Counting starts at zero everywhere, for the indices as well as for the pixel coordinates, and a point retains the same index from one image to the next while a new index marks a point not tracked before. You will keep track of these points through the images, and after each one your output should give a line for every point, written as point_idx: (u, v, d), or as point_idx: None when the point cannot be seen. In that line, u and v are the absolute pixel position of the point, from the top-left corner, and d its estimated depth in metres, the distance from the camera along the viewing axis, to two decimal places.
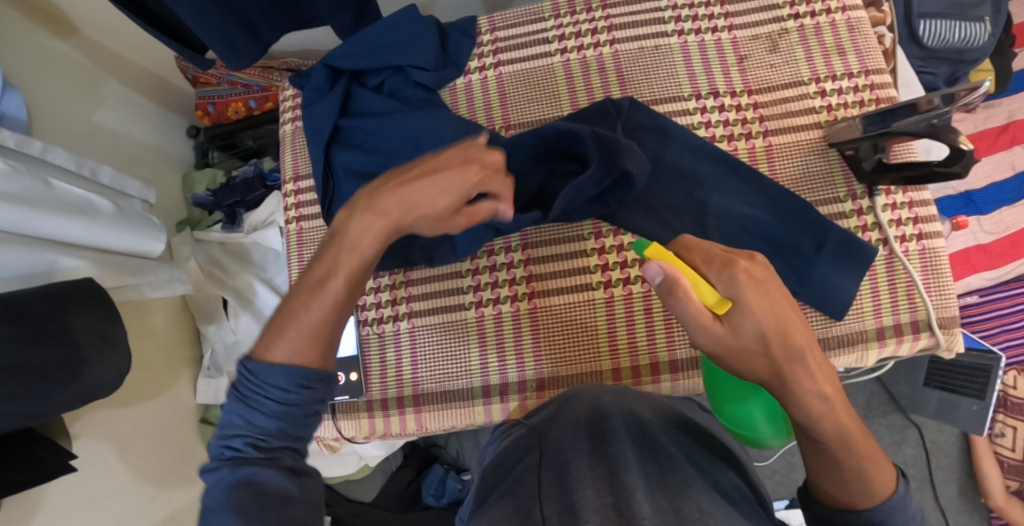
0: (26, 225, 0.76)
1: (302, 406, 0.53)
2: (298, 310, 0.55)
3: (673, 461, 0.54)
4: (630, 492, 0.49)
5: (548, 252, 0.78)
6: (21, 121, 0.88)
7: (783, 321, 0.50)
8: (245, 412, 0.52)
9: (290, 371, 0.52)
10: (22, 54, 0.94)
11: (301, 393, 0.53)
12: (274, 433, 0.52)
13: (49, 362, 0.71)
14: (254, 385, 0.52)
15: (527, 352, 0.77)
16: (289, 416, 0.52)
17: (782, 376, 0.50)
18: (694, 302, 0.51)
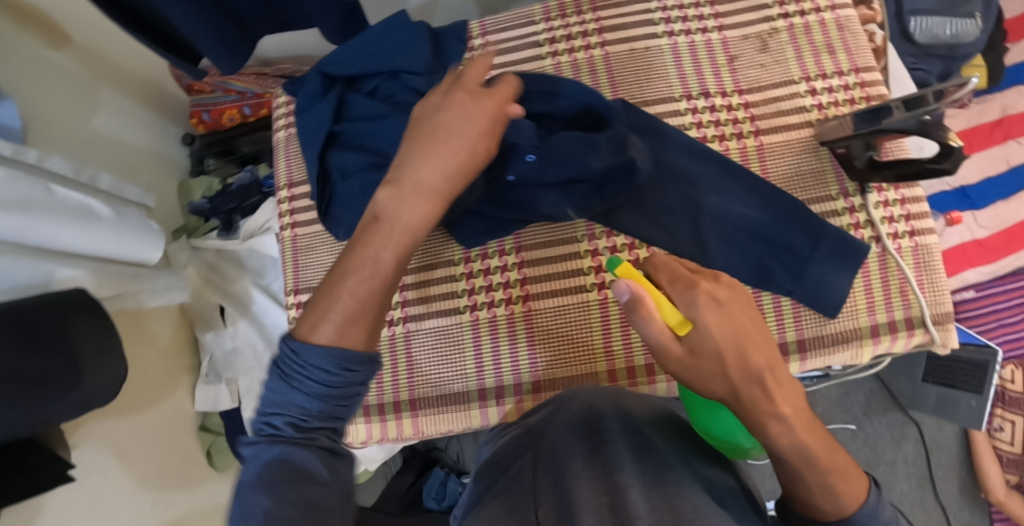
0: (25, 235, 0.76)
1: (342, 389, 0.50)
2: (340, 281, 0.52)
3: (668, 461, 0.54)
4: (625, 493, 0.49)
5: (542, 254, 0.78)
6: (16, 130, 0.88)
7: (742, 342, 0.50)
8: (284, 392, 0.49)
9: (334, 353, 0.49)
10: (20, 63, 0.94)
11: (343, 376, 0.50)
12: (312, 414, 0.49)
13: (47, 372, 0.71)
14: (296, 365, 0.49)
15: (522, 355, 0.77)
16: (330, 397, 0.49)
17: (738, 395, 0.50)
18: (657, 320, 0.52)
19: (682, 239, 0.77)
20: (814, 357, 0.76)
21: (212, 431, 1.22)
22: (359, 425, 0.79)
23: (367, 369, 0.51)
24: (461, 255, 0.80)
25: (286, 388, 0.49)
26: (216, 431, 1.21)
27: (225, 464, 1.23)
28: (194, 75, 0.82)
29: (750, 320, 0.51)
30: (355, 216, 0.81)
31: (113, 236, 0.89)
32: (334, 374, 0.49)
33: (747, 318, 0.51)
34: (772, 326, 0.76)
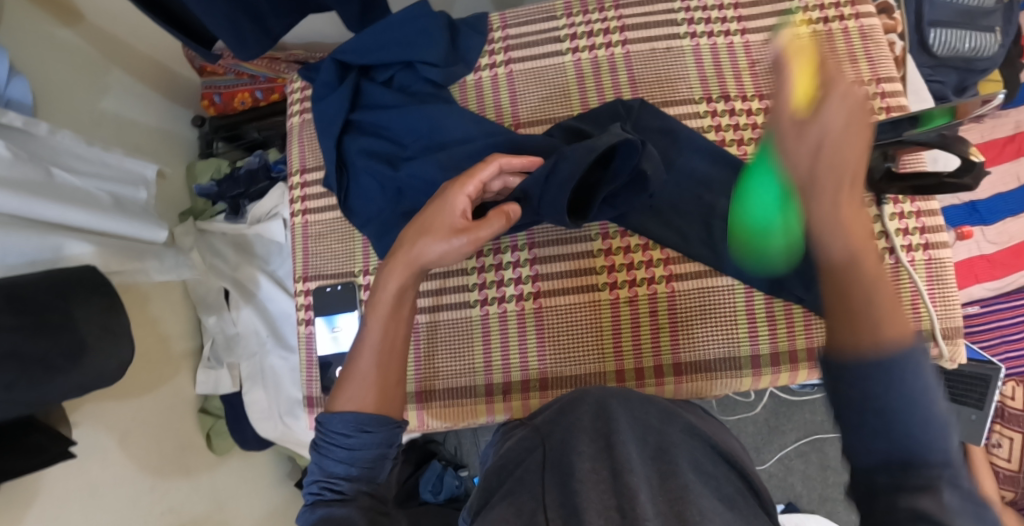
0: (32, 211, 0.76)
1: (366, 450, 0.59)
2: (352, 362, 0.63)
3: (676, 467, 0.54)
4: (633, 495, 0.50)
5: (554, 251, 0.77)
6: (27, 106, 0.88)
7: (843, 142, 0.47)
8: (317, 460, 0.60)
9: (350, 419, 0.59)
10: (31, 40, 0.94)
11: (363, 438, 0.59)
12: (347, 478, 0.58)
13: (50, 353, 0.71)
14: (323, 436, 0.60)
15: (531, 351, 0.76)
16: (356, 459, 0.58)
17: (813, 175, 0.47)
18: (789, 85, 0.49)
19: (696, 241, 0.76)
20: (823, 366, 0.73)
21: (212, 414, 1.22)
22: None
23: (384, 429, 0.60)
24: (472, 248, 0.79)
25: (318, 455, 0.60)
26: (216, 413, 1.22)
27: (223, 448, 1.22)
28: (211, 57, 0.81)
29: (855, 139, 0.47)
30: (373, 204, 0.81)
31: (119, 217, 0.89)
32: (351, 437, 0.59)
33: (847, 133, 0.47)
34: (782, 331, 0.73)
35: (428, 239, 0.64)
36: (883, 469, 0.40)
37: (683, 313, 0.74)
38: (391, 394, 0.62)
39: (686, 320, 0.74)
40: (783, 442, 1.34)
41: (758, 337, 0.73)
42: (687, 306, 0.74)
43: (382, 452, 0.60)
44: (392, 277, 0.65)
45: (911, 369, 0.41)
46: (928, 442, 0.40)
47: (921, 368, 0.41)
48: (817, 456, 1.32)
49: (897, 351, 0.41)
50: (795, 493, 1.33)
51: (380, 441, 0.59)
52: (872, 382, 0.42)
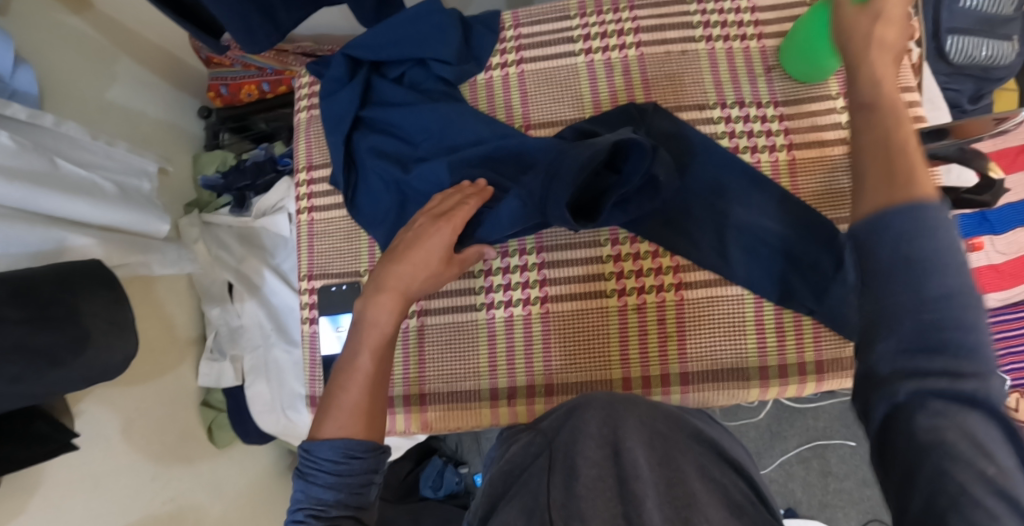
0: (36, 202, 0.76)
1: (353, 476, 0.57)
2: (335, 390, 0.61)
3: (683, 474, 0.54)
4: (639, 501, 0.51)
5: (562, 256, 0.77)
6: (32, 95, 0.87)
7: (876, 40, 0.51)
8: (302, 488, 0.58)
9: (339, 445, 0.57)
10: (37, 27, 0.93)
11: (351, 464, 0.57)
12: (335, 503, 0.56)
13: (57, 346, 0.70)
14: (309, 462, 0.58)
15: (537, 356, 0.75)
16: (345, 484, 0.57)
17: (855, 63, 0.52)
18: None
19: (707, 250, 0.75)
20: (832, 379, 0.72)
21: (214, 407, 1.21)
22: None
23: (371, 455, 0.58)
24: None
25: (305, 483, 0.58)
26: (218, 406, 1.21)
27: (225, 440, 1.22)
28: (219, 49, 0.80)
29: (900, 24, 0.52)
30: (380, 205, 0.80)
31: (122, 209, 0.89)
32: (340, 461, 0.57)
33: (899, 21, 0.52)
34: (790, 344, 0.73)
35: (418, 276, 0.67)
36: (905, 381, 0.39)
37: (691, 321, 0.74)
38: (378, 418, 0.61)
39: (695, 328, 0.74)
40: (785, 448, 1.34)
41: (766, 348, 0.73)
42: (695, 314, 0.74)
43: (370, 478, 0.58)
44: (383, 310, 0.65)
45: (954, 262, 0.39)
46: (967, 367, 0.38)
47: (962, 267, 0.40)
48: (819, 462, 1.32)
49: (933, 234, 0.39)
50: (795, 499, 1.33)
51: (368, 467, 0.58)
52: (908, 293, 0.39)
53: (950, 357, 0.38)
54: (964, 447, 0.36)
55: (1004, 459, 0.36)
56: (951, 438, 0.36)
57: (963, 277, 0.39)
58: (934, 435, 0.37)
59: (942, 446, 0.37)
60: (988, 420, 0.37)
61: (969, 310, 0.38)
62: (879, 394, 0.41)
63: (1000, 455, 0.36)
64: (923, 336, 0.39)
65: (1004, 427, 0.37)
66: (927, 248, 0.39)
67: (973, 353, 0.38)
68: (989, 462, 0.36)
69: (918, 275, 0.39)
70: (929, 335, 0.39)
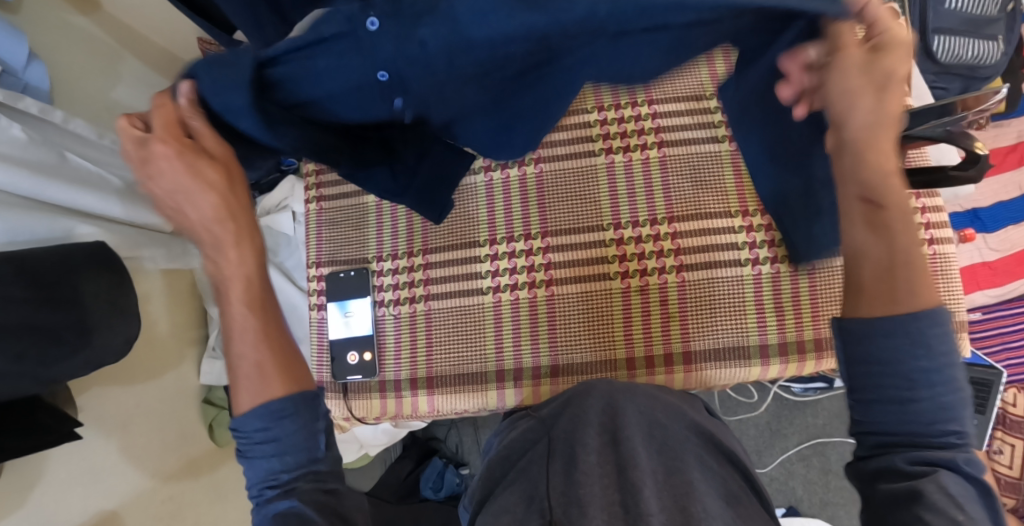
0: (44, 192, 0.77)
1: (292, 435, 0.56)
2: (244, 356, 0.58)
3: (680, 464, 0.56)
4: (637, 491, 0.52)
5: (567, 241, 0.78)
6: (43, 90, 0.89)
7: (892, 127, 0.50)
8: (249, 465, 0.57)
9: (261, 413, 0.56)
10: (47, 25, 0.95)
11: (282, 426, 0.56)
12: (290, 467, 0.56)
13: (60, 325, 0.71)
14: (244, 438, 0.57)
15: (543, 339, 0.77)
16: (285, 449, 0.56)
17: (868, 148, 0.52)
18: None
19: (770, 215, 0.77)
20: (830, 357, 0.74)
21: (215, 405, 1.20)
22: (373, 399, 0.79)
23: (298, 408, 0.57)
24: (486, 237, 0.80)
25: (248, 462, 0.57)
26: (220, 404, 1.20)
27: (226, 439, 1.22)
28: (230, 43, 0.82)
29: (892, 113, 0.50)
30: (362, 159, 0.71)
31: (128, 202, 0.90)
32: (271, 426, 0.56)
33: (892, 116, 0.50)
34: (789, 322, 0.74)
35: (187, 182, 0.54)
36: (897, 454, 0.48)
37: (693, 303, 0.75)
38: (292, 368, 0.59)
39: (697, 309, 0.75)
40: (785, 446, 1.34)
41: (766, 328, 0.74)
42: (696, 295, 0.75)
43: (309, 428, 0.58)
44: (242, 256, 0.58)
45: (945, 352, 0.48)
46: (944, 440, 0.47)
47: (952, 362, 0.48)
48: (819, 460, 1.33)
49: (932, 344, 0.47)
50: (796, 498, 1.33)
51: (301, 419, 0.57)
52: (890, 381, 0.48)
53: (937, 444, 0.47)
54: (944, 501, 0.45)
55: (973, 513, 0.45)
56: (930, 491, 0.45)
57: (949, 382, 0.48)
58: (926, 490, 0.45)
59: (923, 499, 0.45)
60: (961, 478, 0.46)
61: (959, 416, 0.48)
62: (878, 454, 0.49)
63: (970, 508, 0.45)
64: (911, 424, 0.48)
65: (974, 488, 0.47)
66: (925, 357, 0.47)
67: (953, 443, 0.47)
68: (961, 513, 0.45)
69: (915, 379, 0.47)
70: (908, 415, 0.48)
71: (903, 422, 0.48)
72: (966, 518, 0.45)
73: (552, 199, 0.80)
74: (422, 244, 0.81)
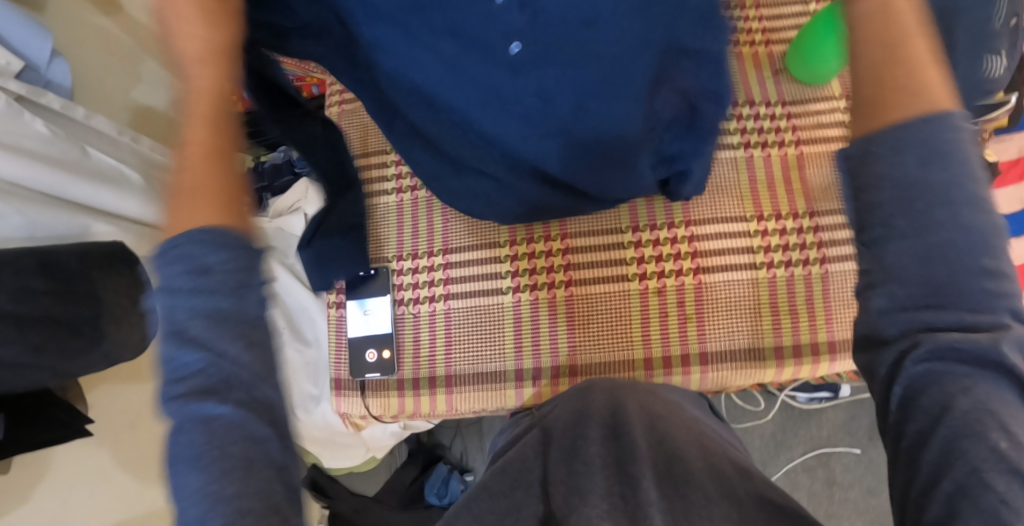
0: (65, 190, 0.78)
1: (223, 277, 0.43)
2: None
3: (681, 453, 0.58)
4: (637, 480, 0.54)
5: (586, 243, 0.80)
6: (66, 88, 0.87)
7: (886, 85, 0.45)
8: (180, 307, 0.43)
9: (176, 246, 0.44)
10: (71, 26, 0.94)
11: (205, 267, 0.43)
12: (210, 316, 0.43)
13: (81, 318, 0.71)
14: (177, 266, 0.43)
15: (561, 339, 0.78)
16: (201, 287, 0.43)
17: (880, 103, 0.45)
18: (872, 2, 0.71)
19: (812, 217, 0.79)
20: (845, 359, 0.75)
21: None
22: (391, 397, 0.80)
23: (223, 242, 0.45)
24: (506, 238, 0.81)
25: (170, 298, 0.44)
26: None
27: None
28: None
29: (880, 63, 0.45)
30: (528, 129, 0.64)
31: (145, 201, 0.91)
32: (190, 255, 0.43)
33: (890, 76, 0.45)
34: (803, 323, 0.76)
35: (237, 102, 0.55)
36: (918, 341, 0.42)
37: (709, 306, 0.76)
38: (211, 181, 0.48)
39: (712, 311, 0.76)
40: (791, 456, 1.35)
41: (780, 330, 0.76)
42: (713, 298, 0.77)
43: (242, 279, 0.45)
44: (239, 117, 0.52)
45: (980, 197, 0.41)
46: (982, 321, 0.41)
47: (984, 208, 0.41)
48: (823, 470, 1.33)
49: (951, 155, 0.41)
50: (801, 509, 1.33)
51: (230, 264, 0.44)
52: (907, 228, 0.42)
53: (970, 324, 0.41)
54: (984, 423, 0.40)
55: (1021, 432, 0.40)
56: (964, 408, 0.40)
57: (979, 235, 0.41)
58: (958, 402, 0.41)
59: (956, 420, 0.40)
60: (1000, 381, 0.41)
61: (991, 249, 0.41)
62: (901, 357, 0.43)
63: (1016, 426, 0.40)
64: (938, 275, 0.41)
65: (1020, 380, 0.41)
66: (942, 170, 0.41)
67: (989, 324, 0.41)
68: (1002, 433, 0.40)
69: (945, 195, 0.41)
70: (936, 259, 0.41)
71: (931, 285, 0.41)
72: (1010, 442, 0.39)
73: None
74: (441, 244, 0.83)
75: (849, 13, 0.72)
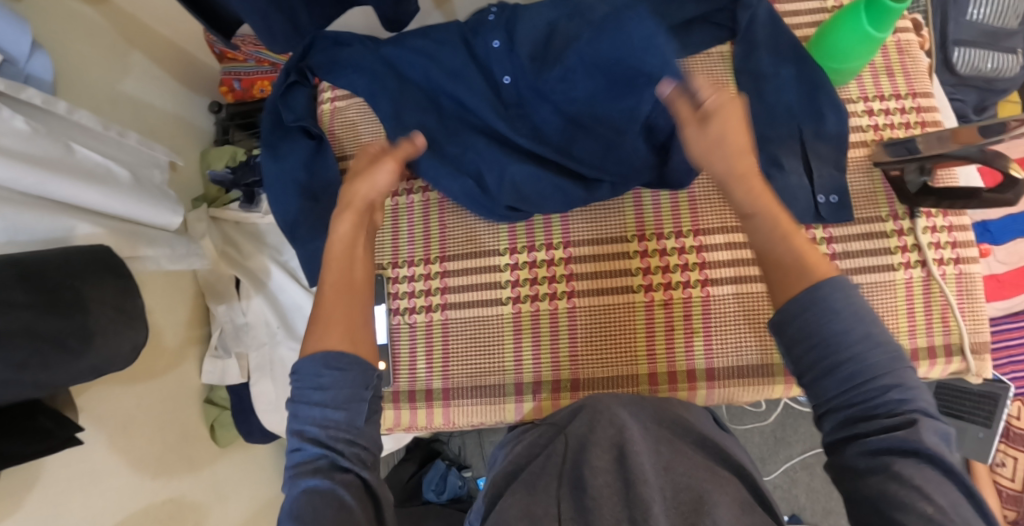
0: (46, 189, 0.71)
1: (338, 389, 0.55)
2: None
3: (694, 481, 0.55)
4: (647, 508, 0.51)
5: (590, 252, 0.77)
6: (46, 82, 0.82)
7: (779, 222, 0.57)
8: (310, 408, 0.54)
9: (315, 362, 0.55)
10: (52, 15, 0.88)
11: (331, 376, 0.55)
12: (324, 422, 0.54)
13: (63, 332, 0.67)
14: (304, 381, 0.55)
15: (563, 353, 0.75)
16: (330, 401, 0.54)
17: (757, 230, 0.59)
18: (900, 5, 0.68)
19: (825, 229, 0.77)
20: None
21: (217, 405, 1.17)
22: (387, 410, 0.78)
23: (353, 368, 0.56)
24: (506, 245, 0.78)
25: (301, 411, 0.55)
26: (222, 404, 1.17)
27: (227, 440, 1.18)
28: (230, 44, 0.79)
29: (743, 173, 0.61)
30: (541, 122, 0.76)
31: (134, 199, 0.84)
32: (320, 373, 0.55)
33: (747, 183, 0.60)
34: None
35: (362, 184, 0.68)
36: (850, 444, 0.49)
37: (717, 318, 0.74)
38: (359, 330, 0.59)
39: (720, 326, 0.74)
40: (790, 454, 1.34)
41: None
42: (721, 311, 0.74)
43: (356, 393, 0.55)
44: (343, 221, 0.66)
45: (865, 321, 0.50)
46: (896, 419, 0.48)
47: (877, 338, 0.49)
48: (823, 469, 1.32)
49: (837, 305, 0.50)
50: (800, 506, 1.33)
51: (348, 386, 0.55)
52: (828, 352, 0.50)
53: (884, 416, 0.48)
54: (906, 494, 0.45)
55: (944, 502, 0.45)
56: (893, 490, 0.46)
57: (880, 350, 0.49)
58: (888, 481, 0.46)
59: (882, 495, 0.46)
60: (928, 465, 0.46)
61: (893, 368, 0.49)
62: (834, 446, 0.51)
63: (938, 495, 0.45)
64: (855, 394, 0.49)
65: (940, 468, 0.46)
66: (838, 301, 0.50)
67: (894, 411, 0.48)
68: (928, 503, 0.44)
69: (835, 339, 0.50)
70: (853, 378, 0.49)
71: (841, 387, 0.49)
72: (936, 507, 0.44)
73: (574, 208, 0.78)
74: (439, 251, 0.80)
75: (876, 10, 0.69)
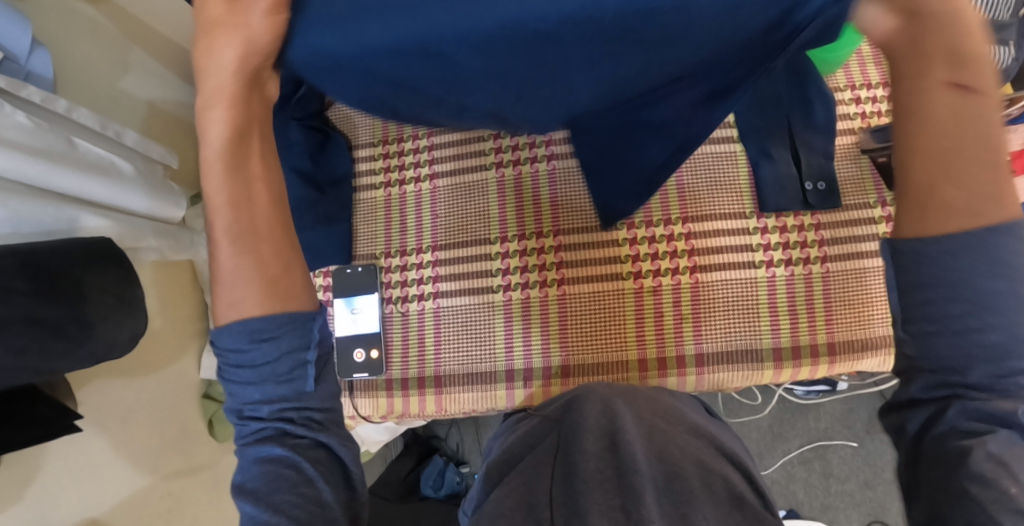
0: (50, 180, 0.72)
1: (275, 361, 0.53)
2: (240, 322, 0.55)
3: (682, 467, 0.56)
4: (639, 495, 0.52)
5: (579, 240, 0.78)
6: (47, 80, 0.83)
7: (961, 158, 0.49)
8: (250, 378, 0.53)
9: (238, 332, 0.53)
10: (51, 14, 0.89)
11: (262, 348, 0.53)
12: (272, 399, 0.53)
13: (64, 319, 0.67)
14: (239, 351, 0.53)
15: (553, 340, 0.76)
16: (265, 375, 0.53)
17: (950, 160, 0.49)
18: None
19: (814, 216, 0.77)
20: (843, 361, 0.74)
21: (215, 399, 1.16)
22: (380, 398, 0.79)
23: (286, 332, 0.53)
24: (497, 234, 0.79)
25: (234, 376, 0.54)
26: (220, 400, 1.16)
27: (226, 435, 1.18)
28: None
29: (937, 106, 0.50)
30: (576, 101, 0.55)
31: (136, 192, 0.86)
32: (251, 342, 0.52)
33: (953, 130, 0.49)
34: (804, 325, 0.74)
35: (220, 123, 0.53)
36: (952, 407, 0.48)
37: (706, 304, 0.75)
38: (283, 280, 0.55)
39: (709, 312, 0.75)
40: (787, 449, 1.34)
41: (779, 331, 0.74)
42: (711, 299, 0.75)
43: (295, 358, 0.54)
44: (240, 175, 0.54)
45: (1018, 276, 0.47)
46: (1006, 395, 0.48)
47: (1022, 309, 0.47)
48: (820, 463, 1.32)
49: (1003, 261, 0.47)
50: (797, 501, 1.33)
51: (283, 347, 0.53)
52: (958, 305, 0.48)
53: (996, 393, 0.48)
54: (990, 469, 0.46)
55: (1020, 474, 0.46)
56: (976, 463, 0.46)
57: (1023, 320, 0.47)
58: (976, 455, 0.47)
59: (966, 469, 0.46)
60: (1012, 435, 0.48)
61: None
62: (929, 418, 0.50)
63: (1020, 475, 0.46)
64: (976, 359, 0.48)
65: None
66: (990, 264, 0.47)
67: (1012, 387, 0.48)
68: (1009, 481, 0.46)
69: (984, 306, 0.47)
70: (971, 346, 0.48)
71: (969, 358, 0.48)
72: (1018, 489, 0.45)
73: (564, 198, 0.79)
74: (430, 241, 0.81)
75: None
